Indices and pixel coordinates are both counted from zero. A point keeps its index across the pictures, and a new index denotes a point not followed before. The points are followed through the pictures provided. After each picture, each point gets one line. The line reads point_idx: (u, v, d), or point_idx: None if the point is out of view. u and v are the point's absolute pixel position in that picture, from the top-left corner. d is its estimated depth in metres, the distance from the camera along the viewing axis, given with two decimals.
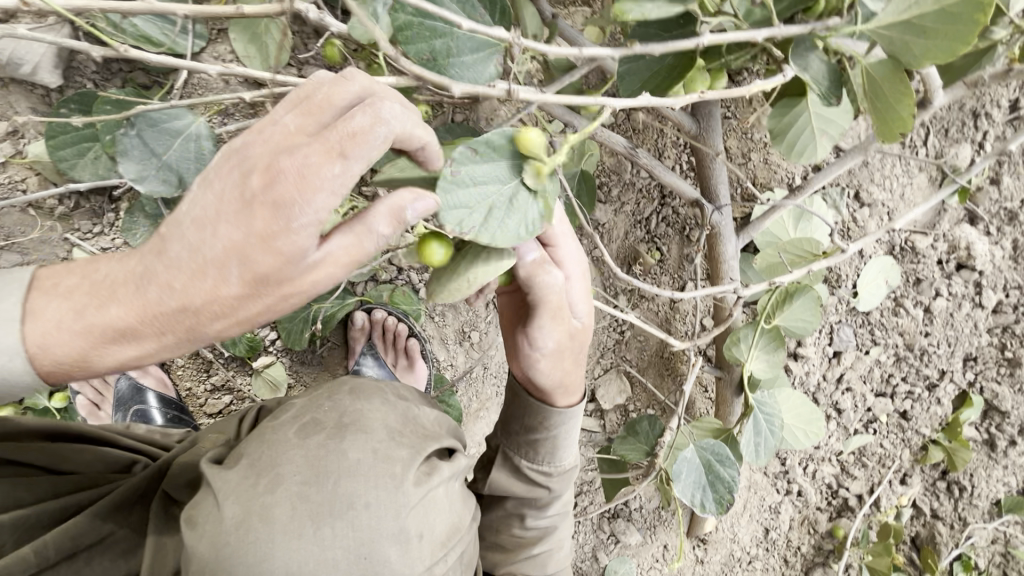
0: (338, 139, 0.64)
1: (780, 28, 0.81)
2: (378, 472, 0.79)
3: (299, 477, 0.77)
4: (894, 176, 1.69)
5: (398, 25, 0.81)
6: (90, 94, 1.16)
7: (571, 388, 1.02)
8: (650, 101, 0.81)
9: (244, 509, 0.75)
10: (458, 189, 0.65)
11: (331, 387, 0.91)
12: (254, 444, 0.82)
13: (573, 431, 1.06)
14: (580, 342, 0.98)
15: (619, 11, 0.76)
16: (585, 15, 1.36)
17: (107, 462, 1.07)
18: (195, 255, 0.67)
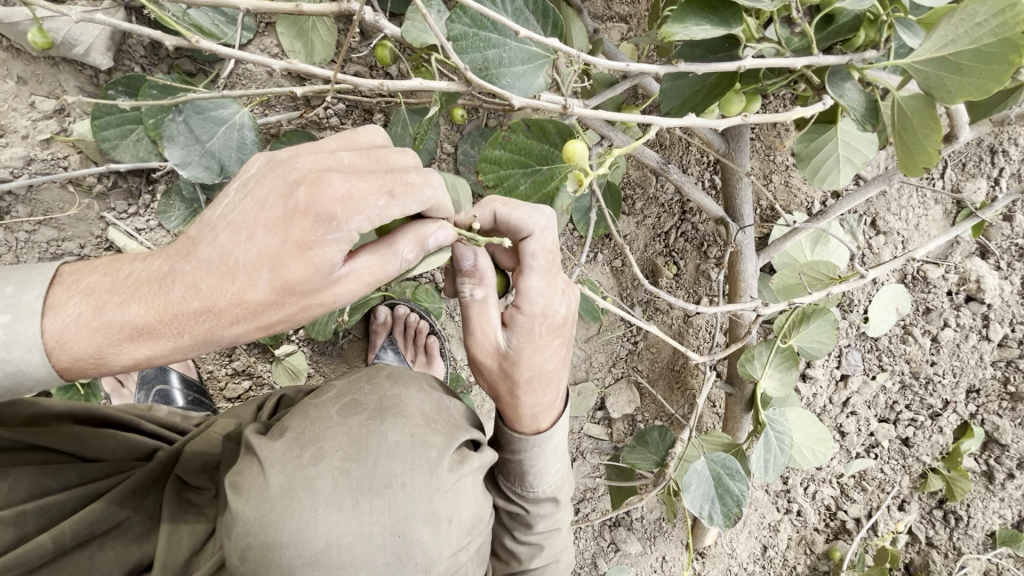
0: (390, 179, 0.67)
1: (819, 57, 0.84)
2: (415, 455, 0.81)
3: (341, 453, 0.80)
4: (910, 207, 1.72)
5: (453, 35, 0.84)
6: (138, 78, 1.19)
7: (513, 419, 0.92)
8: (695, 124, 0.81)
9: (288, 479, 0.78)
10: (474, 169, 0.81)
11: (370, 371, 0.93)
12: (298, 419, 0.85)
13: (527, 469, 0.95)
14: (518, 375, 0.87)
15: (666, 34, 0.76)
16: (622, 31, 1.39)
17: (130, 448, 0.99)
18: (227, 257, 0.66)
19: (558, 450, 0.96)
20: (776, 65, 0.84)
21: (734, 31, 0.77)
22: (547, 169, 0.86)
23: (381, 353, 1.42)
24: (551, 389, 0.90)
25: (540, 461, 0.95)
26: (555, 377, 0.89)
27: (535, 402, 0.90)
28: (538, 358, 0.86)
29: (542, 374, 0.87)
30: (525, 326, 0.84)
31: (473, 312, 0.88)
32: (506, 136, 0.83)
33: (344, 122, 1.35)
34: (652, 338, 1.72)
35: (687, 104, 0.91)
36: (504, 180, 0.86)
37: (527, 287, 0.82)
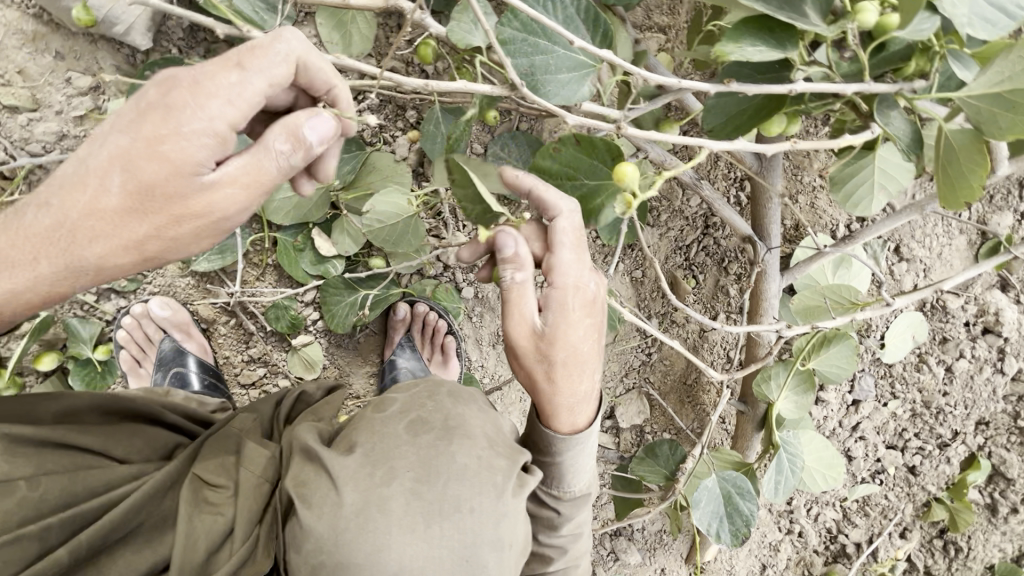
0: (238, 54, 0.68)
1: (871, 85, 0.83)
2: (481, 480, 0.79)
3: (412, 473, 0.78)
4: (934, 236, 1.71)
5: (502, 39, 0.85)
6: (176, 61, 1.19)
7: (551, 412, 0.90)
8: (745, 149, 0.81)
9: (363, 498, 0.77)
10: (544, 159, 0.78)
11: (431, 386, 0.91)
12: (365, 434, 0.83)
13: (559, 466, 0.95)
14: (555, 356, 0.84)
15: (720, 53, 0.76)
16: (660, 42, 1.38)
17: (154, 446, 0.98)
18: (89, 165, 0.70)
19: (590, 447, 0.95)
20: (825, 90, 0.83)
21: (790, 54, 0.77)
22: (596, 183, 0.78)
23: (398, 350, 1.42)
24: (586, 375, 0.87)
25: (572, 458, 0.94)
26: (591, 360, 0.86)
27: (572, 390, 0.87)
28: (573, 337, 0.83)
29: (579, 359, 0.85)
30: (561, 302, 0.82)
31: (512, 295, 0.85)
32: (555, 146, 0.75)
33: (377, 116, 1.33)
34: (665, 351, 1.72)
35: (730, 123, 0.89)
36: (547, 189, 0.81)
37: (556, 263, 0.81)
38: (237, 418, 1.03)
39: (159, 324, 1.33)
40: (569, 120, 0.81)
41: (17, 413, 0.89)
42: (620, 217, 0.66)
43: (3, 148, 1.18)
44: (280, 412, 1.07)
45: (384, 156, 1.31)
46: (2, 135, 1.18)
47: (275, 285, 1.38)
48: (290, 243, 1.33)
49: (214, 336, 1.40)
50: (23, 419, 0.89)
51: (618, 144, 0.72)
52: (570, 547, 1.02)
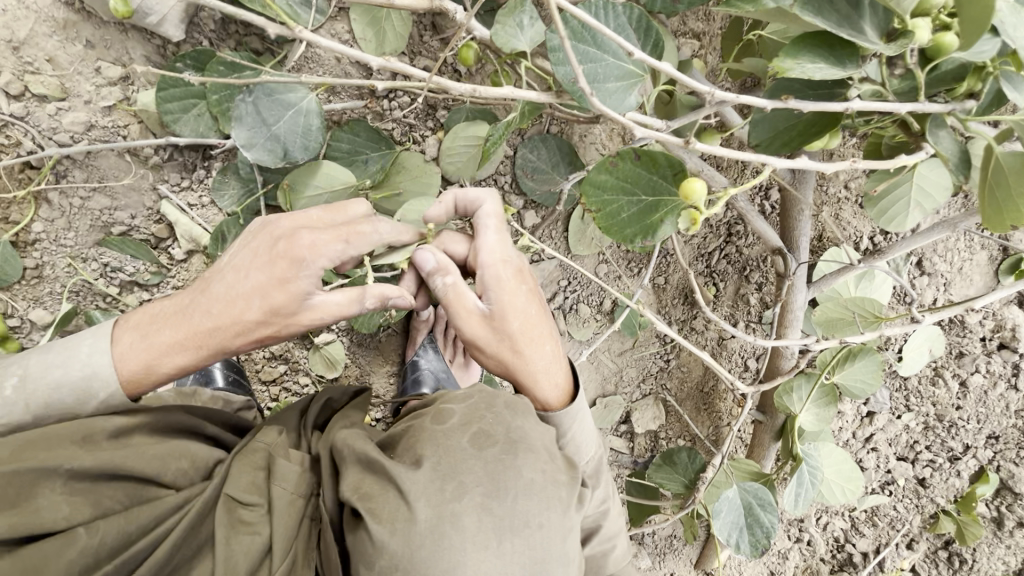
0: (345, 230, 0.88)
1: (925, 104, 0.82)
2: (548, 494, 0.76)
3: (482, 488, 0.73)
4: (956, 250, 1.70)
5: (552, 46, 0.84)
6: (207, 54, 1.17)
7: (528, 386, 0.95)
8: (810, 167, 0.82)
9: (436, 513, 0.71)
10: (600, 179, 0.75)
11: (486, 396, 0.86)
12: (429, 445, 0.78)
13: (566, 440, 0.98)
14: (509, 327, 0.93)
15: (779, 68, 0.75)
16: (693, 48, 1.36)
17: (201, 465, 0.88)
18: (231, 291, 0.85)
19: (585, 412, 1.00)
20: (880, 109, 0.82)
21: (849, 71, 0.77)
22: (653, 200, 0.74)
23: (421, 351, 1.41)
24: (546, 341, 0.95)
25: (573, 427, 0.97)
26: (543, 324, 0.96)
27: (538, 356, 0.94)
28: (517, 304, 0.93)
29: (530, 323, 0.94)
30: (494, 278, 0.94)
31: (450, 296, 0.96)
32: (611, 161, 0.73)
33: (407, 116, 1.31)
34: (684, 358, 1.71)
35: (778, 139, 0.88)
36: (605, 207, 0.77)
37: (481, 248, 0.96)
38: (263, 430, 0.95)
39: None
40: (637, 133, 0.79)
41: (68, 435, 0.80)
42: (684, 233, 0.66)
43: (31, 137, 1.16)
44: (308, 419, 1.01)
45: (413, 156, 1.30)
46: (30, 123, 1.16)
47: None
48: None
49: None
50: (76, 444, 0.80)
51: (678, 158, 0.70)
52: (602, 528, 1.02)
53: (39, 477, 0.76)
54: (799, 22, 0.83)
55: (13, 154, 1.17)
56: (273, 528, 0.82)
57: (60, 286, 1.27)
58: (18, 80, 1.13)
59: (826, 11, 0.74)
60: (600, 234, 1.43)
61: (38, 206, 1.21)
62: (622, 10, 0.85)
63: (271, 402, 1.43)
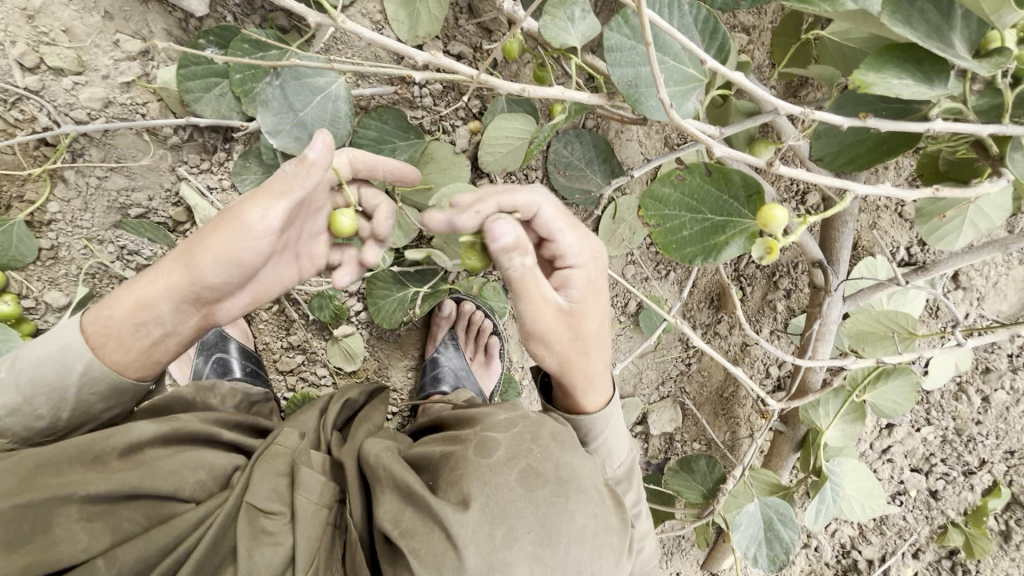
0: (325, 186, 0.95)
1: (1009, 128, 0.75)
2: (602, 542, 0.72)
3: (533, 535, 0.69)
4: (994, 265, 1.65)
5: (609, 44, 0.78)
6: (232, 30, 1.11)
7: (579, 390, 0.90)
8: (891, 194, 0.75)
9: (485, 564, 0.68)
10: (664, 188, 0.68)
11: (532, 425, 0.81)
12: (475, 483, 0.74)
13: (597, 444, 0.95)
14: (584, 330, 0.84)
15: (861, 83, 0.69)
16: (743, 42, 1.28)
17: (217, 476, 0.86)
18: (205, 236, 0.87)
19: (619, 414, 0.97)
20: (961, 131, 0.75)
21: (937, 91, 0.70)
22: (719, 219, 0.67)
23: (442, 347, 1.39)
24: (606, 348, 0.89)
25: (604, 432, 0.94)
26: (607, 329, 0.89)
27: (596, 361, 0.88)
28: (597, 310, 0.84)
29: (602, 325, 0.87)
30: (582, 278, 0.82)
31: (527, 287, 0.76)
32: (677, 172, 0.66)
33: (438, 104, 1.25)
34: (705, 362, 1.68)
35: (845, 153, 0.82)
36: (665, 222, 0.70)
37: (565, 247, 0.80)
38: (281, 432, 0.92)
39: None
40: (717, 151, 0.74)
41: (78, 457, 0.77)
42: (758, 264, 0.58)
43: (46, 112, 1.11)
44: (327, 420, 0.98)
45: (443, 147, 1.24)
46: (45, 98, 1.10)
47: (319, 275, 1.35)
48: None
49: (254, 322, 1.35)
50: (86, 466, 0.77)
51: (756, 177, 0.63)
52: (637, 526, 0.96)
53: (51, 507, 0.72)
54: (877, 28, 0.76)
55: (28, 130, 1.12)
56: (297, 539, 0.79)
57: (75, 268, 1.23)
58: (33, 52, 1.07)
59: (915, 23, 0.68)
60: (631, 236, 1.38)
61: (53, 184, 1.17)
62: (689, 9, 0.79)
63: (287, 392, 1.40)
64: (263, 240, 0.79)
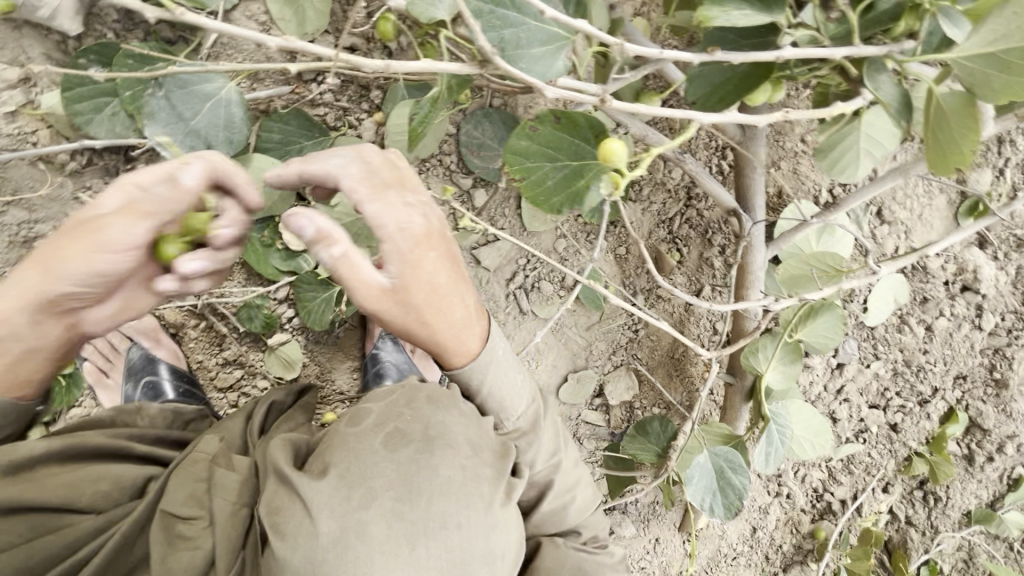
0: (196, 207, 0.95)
1: (861, 48, 0.77)
2: (467, 491, 0.74)
3: (392, 493, 0.72)
4: (915, 196, 1.71)
5: (468, 12, 0.78)
6: (112, 46, 1.09)
7: (446, 355, 0.91)
8: (737, 118, 0.81)
9: (340, 526, 0.70)
10: (524, 141, 0.69)
11: (408, 391, 0.85)
12: (340, 452, 0.76)
13: (485, 399, 0.96)
14: (414, 300, 0.83)
15: (704, 18, 0.71)
16: (635, 5, 1.30)
17: (123, 488, 0.89)
18: None
19: (503, 367, 0.96)
20: (814, 56, 0.78)
21: (774, 16, 0.73)
22: (576, 166, 0.70)
23: (380, 343, 1.37)
24: (457, 310, 0.87)
25: (489, 383, 0.95)
26: (452, 290, 0.86)
27: (446, 325, 0.87)
28: (426, 273, 0.82)
29: (440, 289, 0.84)
30: (399, 249, 0.81)
31: (342, 271, 0.80)
32: (530, 123, 0.68)
33: (340, 99, 1.25)
34: (652, 326, 1.70)
35: (715, 93, 0.84)
36: (529, 175, 0.70)
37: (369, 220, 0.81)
38: (202, 440, 0.91)
39: (125, 332, 1.29)
40: (548, 92, 0.78)
41: None
42: (607, 197, 0.61)
43: None
44: (253, 425, 0.97)
45: (349, 141, 1.24)
46: None
47: (245, 283, 1.32)
48: (258, 238, 1.25)
49: (184, 341, 1.34)
50: None
51: (598, 116, 0.67)
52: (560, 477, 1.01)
53: None
54: None
55: None
56: (214, 541, 0.80)
57: None
58: None
59: None
60: None
61: None
62: None
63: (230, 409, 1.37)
64: (122, 253, 0.80)
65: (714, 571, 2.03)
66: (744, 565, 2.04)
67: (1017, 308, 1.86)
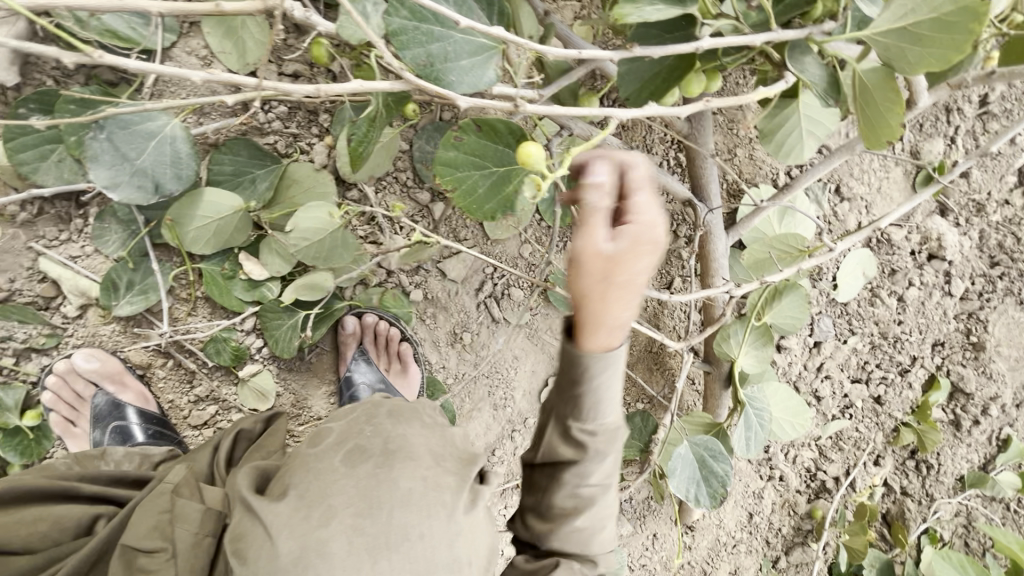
0: None
1: (780, 32, 0.78)
2: (430, 501, 0.72)
3: (352, 509, 0.70)
4: (871, 171, 1.73)
5: (393, 30, 0.78)
6: (52, 93, 1.09)
7: (586, 334, 0.69)
8: (658, 112, 0.75)
9: (299, 545, 0.67)
10: (451, 148, 0.72)
11: (369, 411, 0.85)
12: (299, 473, 0.74)
13: (584, 393, 0.74)
14: (612, 280, 0.62)
15: (618, 16, 0.73)
16: (574, 10, 1.31)
17: (62, 528, 0.90)
18: None
19: (613, 384, 0.74)
20: (735, 44, 0.78)
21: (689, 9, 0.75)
22: (503, 171, 0.73)
23: (352, 365, 1.40)
24: (631, 316, 0.66)
25: (600, 385, 0.73)
26: (639, 300, 0.64)
27: (613, 320, 0.66)
28: (644, 266, 0.63)
29: (632, 293, 0.63)
30: (637, 234, 0.61)
31: (584, 207, 0.62)
32: (453, 134, 0.70)
33: (288, 126, 1.25)
34: None
35: (646, 88, 0.85)
36: (459, 185, 0.73)
37: (632, 197, 0.63)
38: (170, 471, 0.93)
39: (88, 377, 1.25)
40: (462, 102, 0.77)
41: None
42: (534, 201, 0.59)
43: None
44: (222, 457, 0.98)
45: (302, 166, 1.24)
46: None
47: (211, 316, 1.31)
48: (219, 271, 1.25)
49: (152, 382, 1.32)
50: None
51: (515, 121, 0.70)
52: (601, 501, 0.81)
53: None
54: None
55: None
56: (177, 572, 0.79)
57: None
58: None
59: None
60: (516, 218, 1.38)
61: None
62: None
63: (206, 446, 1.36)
64: None
65: (715, 561, 2.02)
66: (746, 552, 2.04)
67: (984, 270, 1.91)
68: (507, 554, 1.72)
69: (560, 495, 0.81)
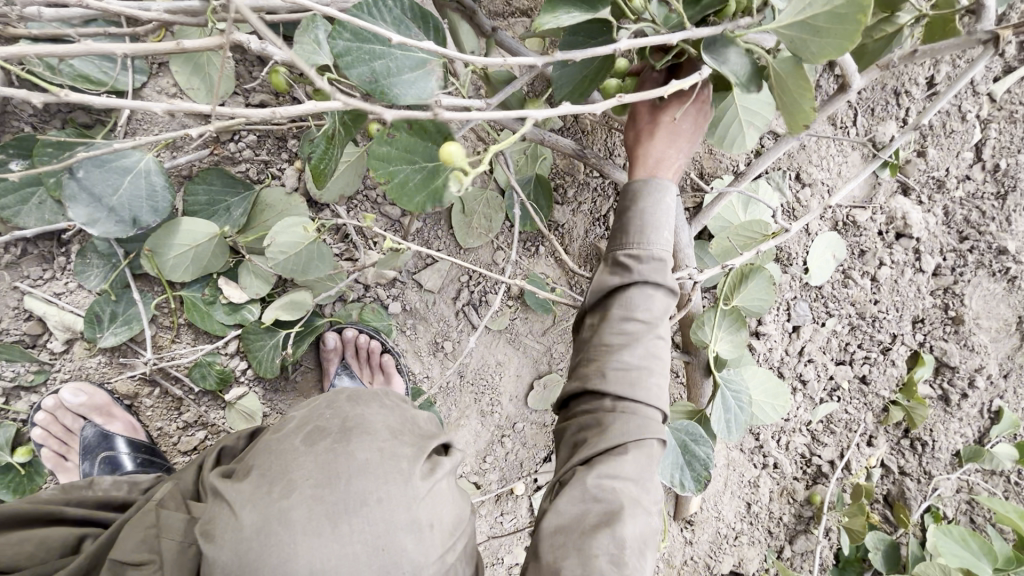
0: None
1: (694, 30, 0.82)
2: (386, 468, 0.78)
3: (311, 482, 0.76)
4: (830, 157, 1.80)
5: (338, 51, 0.83)
6: (30, 138, 1.14)
7: (639, 165, 1.03)
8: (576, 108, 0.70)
9: (263, 516, 0.74)
10: (386, 144, 0.80)
11: (330, 397, 0.90)
12: (262, 455, 0.82)
13: (638, 213, 0.99)
14: (661, 117, 1.02)
15: (536, 25, 0.78)
16: (524, 26, 1.38)
17: (51, 547, 0.94)
18: None
19: (665, 209, 0.99)
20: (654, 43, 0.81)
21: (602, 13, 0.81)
22: (431, 166, 0.83)
23: (337, 379, 1.45)
24: (675, 147, 1.01)
25: (649, 201, 0.99)
26: (682, 137, 1.01)
27: (661, 150, 1.01)
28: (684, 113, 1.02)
29: (677, 127, 1.01)
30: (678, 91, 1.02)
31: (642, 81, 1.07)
32: (386, 132, 0.79)
33: (258, 154, 1.31)
34: None
35: (577, 88, 0.94)
36: (393, 178, 0.82)
37: None
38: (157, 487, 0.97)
39: (76, 410, 1.29)
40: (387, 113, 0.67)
41: None
42: (457, 194, 0.61)
43: None
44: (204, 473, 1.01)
45: (274, 190, 1.30)
46: None
47: (195, 343, 1.35)
48: (200, 297, 1.30)
49: (140, 411, 1.37)
50: None
51: (444, 123, 0.80)
52: (640, 342, 0.96)
53: None
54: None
55: None
56: None
57: None
58: None
59: None
60: (486, 223, 1.45)
61: None
62: (394, 3, 0.87)
63: None
64: None
65: (718, 554, 2.04)
66: (749, 543, 2.04)
67: (954, 245, 1.93)
68: (507, 561, 1.73)
69: (608, 332, 0.98)
